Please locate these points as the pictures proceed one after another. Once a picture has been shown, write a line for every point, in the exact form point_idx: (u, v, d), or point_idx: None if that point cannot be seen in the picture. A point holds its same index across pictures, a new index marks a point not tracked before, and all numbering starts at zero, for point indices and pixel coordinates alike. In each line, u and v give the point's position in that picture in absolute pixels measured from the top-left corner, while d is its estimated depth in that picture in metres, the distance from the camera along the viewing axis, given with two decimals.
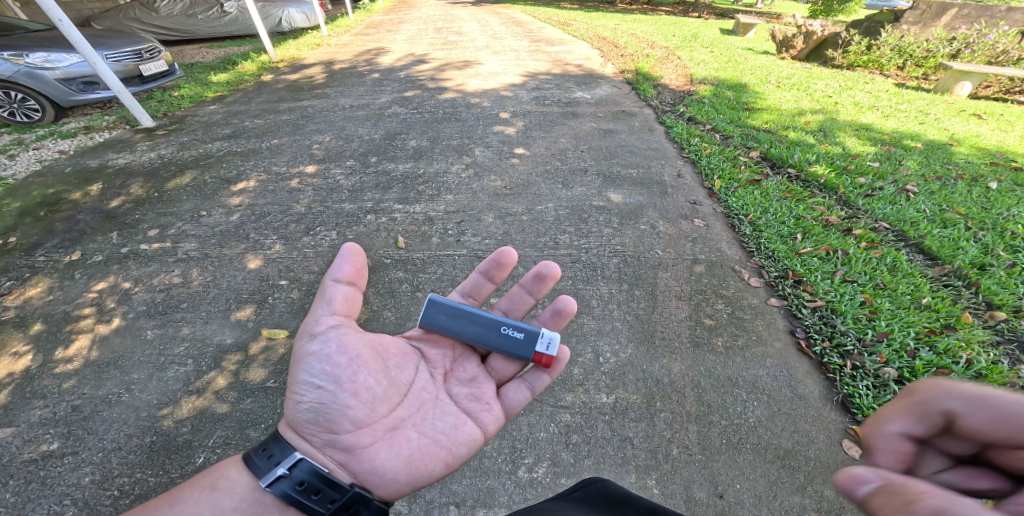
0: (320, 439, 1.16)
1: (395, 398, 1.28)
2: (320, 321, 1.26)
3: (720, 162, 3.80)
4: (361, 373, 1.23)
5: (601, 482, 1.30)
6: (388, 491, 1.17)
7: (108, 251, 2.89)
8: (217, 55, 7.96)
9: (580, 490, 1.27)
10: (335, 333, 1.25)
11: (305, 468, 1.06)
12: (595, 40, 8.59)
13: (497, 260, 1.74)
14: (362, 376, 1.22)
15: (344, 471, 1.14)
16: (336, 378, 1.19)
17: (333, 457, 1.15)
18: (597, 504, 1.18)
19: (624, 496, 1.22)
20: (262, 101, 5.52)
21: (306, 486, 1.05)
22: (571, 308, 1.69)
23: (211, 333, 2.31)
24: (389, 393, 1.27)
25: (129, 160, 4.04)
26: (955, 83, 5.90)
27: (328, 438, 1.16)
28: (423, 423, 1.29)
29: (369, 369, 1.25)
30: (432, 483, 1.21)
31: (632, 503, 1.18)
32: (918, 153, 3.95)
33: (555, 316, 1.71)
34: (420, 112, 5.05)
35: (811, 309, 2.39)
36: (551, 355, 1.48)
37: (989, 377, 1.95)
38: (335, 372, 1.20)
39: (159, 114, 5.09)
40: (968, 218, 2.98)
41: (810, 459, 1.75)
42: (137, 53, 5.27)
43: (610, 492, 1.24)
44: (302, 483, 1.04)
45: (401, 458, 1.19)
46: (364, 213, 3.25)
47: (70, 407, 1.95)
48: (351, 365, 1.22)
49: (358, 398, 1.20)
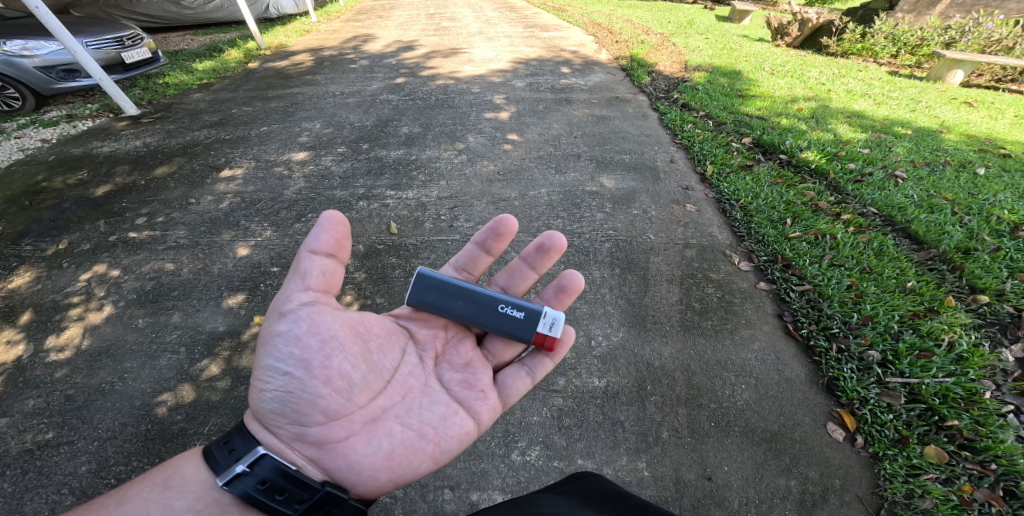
0: (289, 432, 1.17)
1: (375, 387, 1.28)
2: (292, 298, 1.25)
3: (712, 148, 3.81)
4: (334, 357, 1.22)
5: (591, 477, 1.32)
6: (365, 488, 1.18)
7: (96, 240, 2.85)
8: (203, 42, 7.80)
9: (570, 486, 1.29)
10: (306, 313, 1.24)
11: (267, 466, 1.06)
12: (590, 26, 8.48)
13: (495, 232, 1.74)
14: (336, 362, 1.22)
15: (316, 467, 1.16)
16: (307, 366, 1.18)
17: (303, 452, 1.17)
18: (586, 499, 1.21)
19: (614, 491, 1.25)
20: (249, 88, 5.42)
21: (269, 486, 1.05)
22: (576, 285, 1.70)
23: (203, 320, 2.30)
24: (367, 380, 1.27)
25: (114, 148, 3.97)
26: (948, 72, 5.91)
27: (296, 431, 1.17)
28: (405, 414, 1.29)
29: (345, 353, 1.25)
30: (415, 479, 1.22)
31: (623, 499, 1.20)
32: (909, 140, 3.98)
33: (559, 293, 1.72)
34: (412, 99, 5.00)
35: (799, 293, 2.42)
36: (553, 337, 1.49)
37: (969, 360, 1.98)
38: (307, 358, 1.19)
39: (144, 102, 4.98)
40: (955, 203, 3.02)
41: (796, 442, 1.80)
42: (118, 40, 5.13)
43: (599, 487, 1.26)
44: (264, 482, 1.05)
45: (380, 454, 1.20)
46: (356, 200, 3.23)
47: (64, 397, 1.95)
48: (324, 348, 1.22)
49: (331, 388, 1.19)
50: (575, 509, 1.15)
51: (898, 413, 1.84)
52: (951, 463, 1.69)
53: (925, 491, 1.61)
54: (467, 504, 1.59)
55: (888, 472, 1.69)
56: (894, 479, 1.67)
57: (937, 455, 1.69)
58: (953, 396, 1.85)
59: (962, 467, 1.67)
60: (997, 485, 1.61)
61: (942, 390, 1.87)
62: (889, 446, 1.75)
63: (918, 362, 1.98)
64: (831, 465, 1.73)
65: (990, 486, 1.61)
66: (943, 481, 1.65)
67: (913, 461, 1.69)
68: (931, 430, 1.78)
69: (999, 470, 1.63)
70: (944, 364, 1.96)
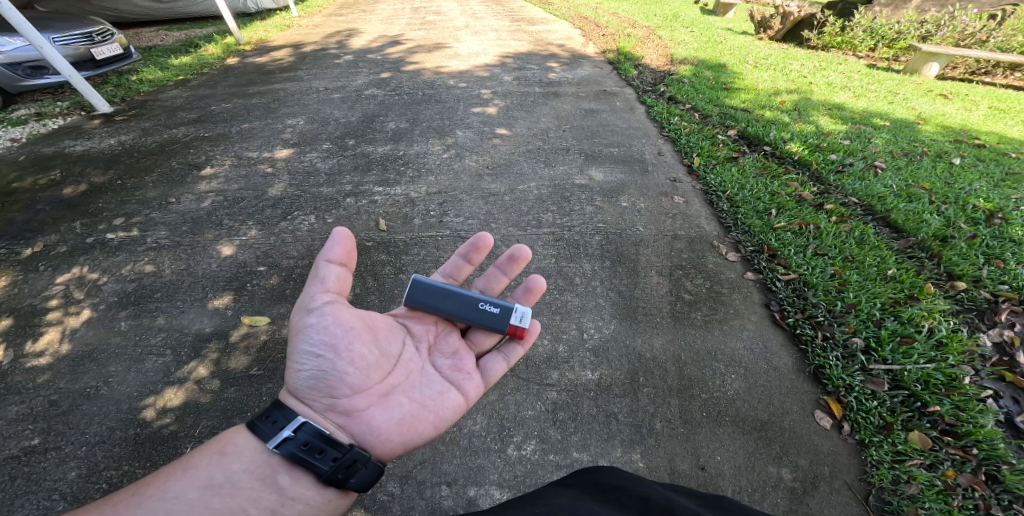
0: (321, 405, 1.16)
1: (389, 366, 1.30)
2: (316, 295, 1.23)
3: (699, 140, 3.84)
4: (358, 339, 1.24)
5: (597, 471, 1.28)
6: (382, 452, 1.18)
7: (72, 242, 2.76)
8: (178, 38, 7.57)
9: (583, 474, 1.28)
10: (332, 306, 1.23)
11: (310, 429, 1.06)
12: (576, 20, 8.45)
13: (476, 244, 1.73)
14: (358, 344, 1.23)
15: (345, 433, 1.15)
16: (336, 345, 1.19)
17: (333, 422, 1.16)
18: (588, 491, 1.19)
19: (618, 484, 1.21)
20: (229, 84, 5.28)
21: (311, 446, 1.05)
22: (540, 287, 1.69)
23: (188, 322, 2.25)
24: (384, 360, 1.29)
25: (88, 147, 3.84)
26: (923, 65, 6.05)
27: (328, 403, 1.17)
28: (416, 390, 1.31)
29: (365, 336, 1.26)
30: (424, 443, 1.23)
31: (626, 491, 1.17)
32: (887, 132, 4.08)
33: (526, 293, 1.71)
34: (398, 94, 4.93)
35: (784, 282, 2.47)
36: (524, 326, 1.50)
37: (949, 345, 2.04)
38: (338, 341, 1.20)
39: (117, 99, 4.82)
40: (933, 193, 3.10)
41: (785, 430, 1.83)
42: (87, 36, 4.96)
43: (603, 480, 1.23)
44: (307, 443, 1.04)
45: (398, 425, 1.21)
46: (343, 197, 3.18)
47: (47, 402, 1.88)
48: (349, 333, 1.23)
49: (356, 367, 1.20)
50: (577, 501, 1.14)
51: (882, 400, 1.89)
52: (934, 448, 1.72)
53: (911, 476, 1.64)
54: (465, 500, 1.59)
55: (874, 459, 1.72)
56: (881, 466, 1.69)
57: (921, 441, 1.73)
58: (934, 382, 1.90)
59: (945, 452, 1.70)
60: (979, 469, 1.64)
61: (924, 376, 1.92)
62: (874, 432, 1.79)
63: (900, 349, 2.03)
64: (820, 452, 1.76)
65: (972, 471, 1.65)
66: (928, 466, 1.68)
67: (898, 448, 1.72)
68: (914, 416, 1.83)
69: (980, 454, 1.67)
70: (925, 351, 2.01)
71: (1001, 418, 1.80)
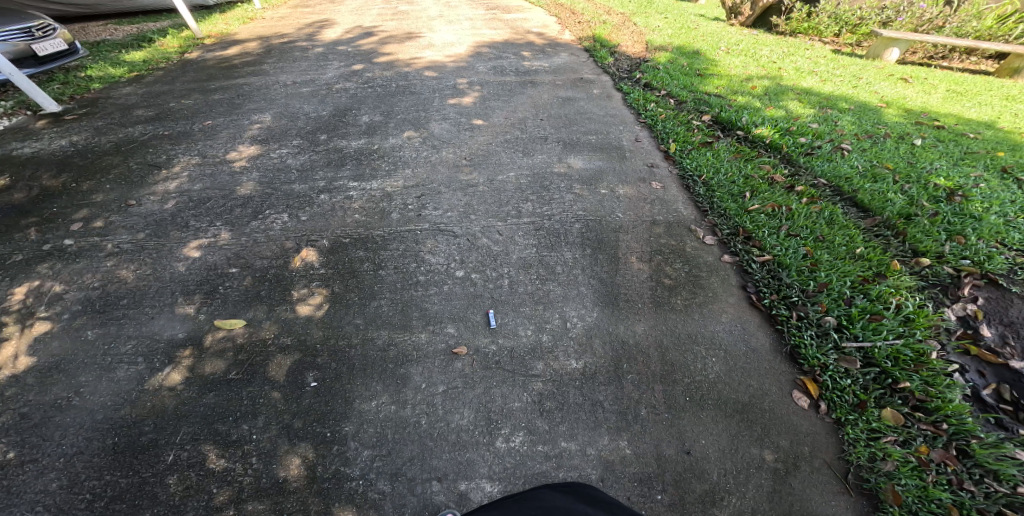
0: None
1: None
2: None
3: (674, 126, 3.89)
4: None
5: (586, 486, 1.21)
6: None
7: (27, 250, 2.60)
8: (129, 32, 7.16)
9: (572, 484, 1.22)
10: None
11: None
12: (552, 7, 8.38)
13: None
14: None
15: None
16: None
17: None
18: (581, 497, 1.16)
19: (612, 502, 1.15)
20: (188, 80, 5.03)
21: None
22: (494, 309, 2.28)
23: (159, 329, 2.14)
24: None
25: (36, 149, 3.60)
26: (884, 50, 6.23)
27: None
28: None
29: None
30: None
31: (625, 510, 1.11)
32: (852, 115, 4.19)
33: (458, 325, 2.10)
34: (371, 87, 4.79)
35: (760, 264, 2.53)
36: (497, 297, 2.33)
37: (916, 320, 2.12)
38: None
39: (65, 97, 4.53)
40: (896, 173, 3.21)
41: (765, 411, 1.87)
42: (26, 31, 4.64)
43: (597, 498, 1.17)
44: None
45: None
46: (316, 193, 3.08)
47: (17, 416, 1.78)
48: None
49: None
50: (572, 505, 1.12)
51: (855, 378, 1.95)
52: (907, 425, 1.78)
53: (886, 454, 1.69)
54: (456, 494, 1.57)
55: (851, 437, 1.77)
56: (857, 444, 1.74)
57: (893, 418, 1.79)
58: (903, 358, 1.97)
59: (917, 428, 1.76)
60: (950, 445, 1.70)
61: (893, 353, 1.99)
62: (850, 411, 1.85)
63: (870, 326, 2.10)
64: (801, 432, 1.80)
65: (943, 446, 1.70)
66: (902, 443, 1.74)
67: (873, 425, 1.78)
68: (886, 394, 1.89)
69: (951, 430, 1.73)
70: (893, 327, 2.08)
71: (968, 392, 1.87)
